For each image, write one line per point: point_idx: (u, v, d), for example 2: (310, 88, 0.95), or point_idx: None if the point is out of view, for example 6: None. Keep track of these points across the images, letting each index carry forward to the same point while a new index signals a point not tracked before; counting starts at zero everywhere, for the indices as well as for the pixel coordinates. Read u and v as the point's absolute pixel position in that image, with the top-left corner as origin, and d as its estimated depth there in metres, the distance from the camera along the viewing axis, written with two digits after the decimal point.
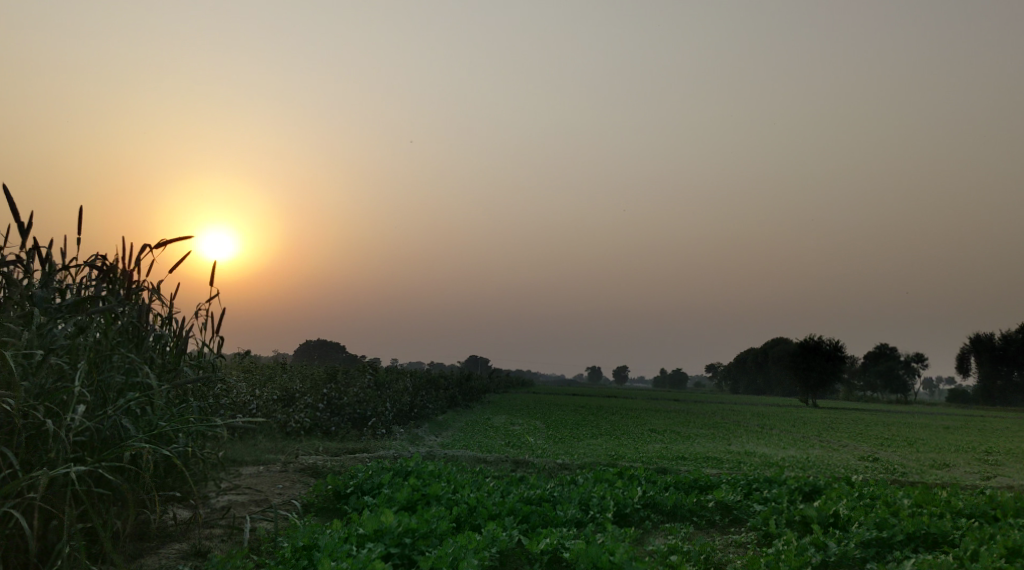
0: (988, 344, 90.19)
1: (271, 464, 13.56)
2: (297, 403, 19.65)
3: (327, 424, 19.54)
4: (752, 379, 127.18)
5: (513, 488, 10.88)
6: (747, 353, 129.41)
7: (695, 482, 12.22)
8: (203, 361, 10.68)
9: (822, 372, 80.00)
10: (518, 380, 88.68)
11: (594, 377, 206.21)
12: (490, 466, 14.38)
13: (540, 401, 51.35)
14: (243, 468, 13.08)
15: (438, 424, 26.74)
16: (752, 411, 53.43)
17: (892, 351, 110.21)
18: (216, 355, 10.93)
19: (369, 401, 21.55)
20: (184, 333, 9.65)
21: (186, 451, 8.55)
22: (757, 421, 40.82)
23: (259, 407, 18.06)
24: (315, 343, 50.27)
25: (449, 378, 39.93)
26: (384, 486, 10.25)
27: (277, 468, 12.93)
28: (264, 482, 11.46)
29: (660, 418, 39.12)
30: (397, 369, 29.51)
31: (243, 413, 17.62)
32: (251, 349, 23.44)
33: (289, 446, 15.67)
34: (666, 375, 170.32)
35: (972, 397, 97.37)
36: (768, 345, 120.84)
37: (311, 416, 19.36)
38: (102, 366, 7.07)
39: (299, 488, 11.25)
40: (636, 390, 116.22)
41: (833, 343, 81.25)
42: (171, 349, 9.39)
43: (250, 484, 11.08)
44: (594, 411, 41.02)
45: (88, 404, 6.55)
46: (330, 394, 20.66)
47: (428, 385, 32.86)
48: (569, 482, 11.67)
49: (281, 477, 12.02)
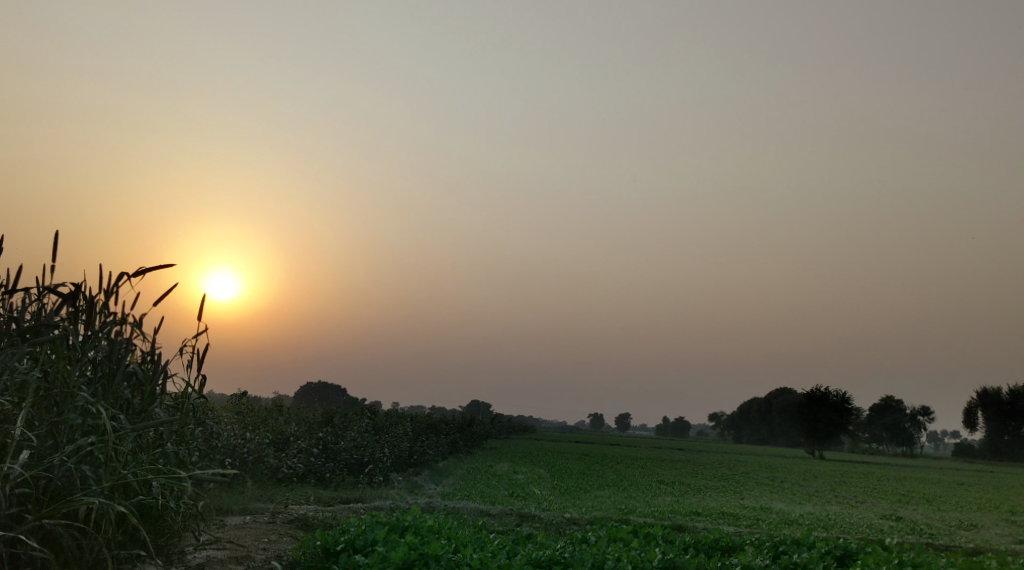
0: (996, 398, 88.63)
1: (259, 514, 12.65)
2: (290, 449, 18.71)
3: (322, 470, 18.53)
4: (756, 429, 125.35)
5: (520, 546, 9.90)
6: (751, 403, 127.84)
7: (718, 542, 11.24)
8: (183, 403, 9.95)
9: (829, 424, 78.47)
10: (521, 426, 87.27)
11: (597, 424, 204.19)
12: (494, 520, 13.44)
13: (543, 448, 50.13)
14: (227, 517, 12.23)
15: (438, 472, 25.76)
16: (759, 463, 52.10)
17: (898, 404, 108.79)
18: (197, 393, 10.18)
19: (366, 446, 20.60)
20: (162, 371, 8.93)
21: (156, 502, 7.77)
22: (767, 474, 39.62)
23: (250, 452, 17.14)
24: (316, 385, 49.36)
25: (449, 423, 38.89)
26: (380, 544, 9.28)
27: (264, 519, 12.03)
28: (249, 535, 10.53)
29: (666, 468, 37.99)
30: (396, 413, 28.60)
31: (232, 457, 16.75)
32: (248, 391, 22.59)
33: (281, 494, 14.72)
34: (670, 425, 168.39)
35: (981, 451, 95.60)
36: (773, 395, 119.30)
37: (305, 462, 18.38)
38: (59, 406, 6.40)
39: (287, 542, 10.37)
40: (638, 439, 114.59)
41: (840, 394, 79.85)
42: (146, 388, 8.65)
43: (232, 538, 10.20)
44: (599, 461, 39.82)
45: (33, 450, 5.86)
46: (325, 439, 19.78)
47: (429, 430, 31.88)
48: (580, 540, 10.71)
49: (267, 529, 11.09)
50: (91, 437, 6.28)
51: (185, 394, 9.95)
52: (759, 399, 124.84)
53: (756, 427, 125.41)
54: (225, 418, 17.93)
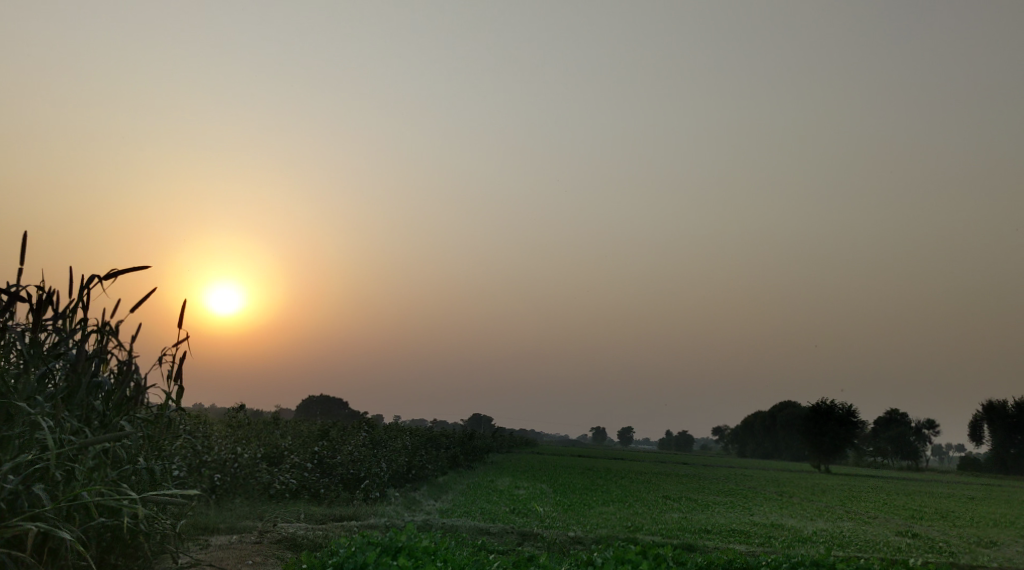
0: (1002, 411, 87.72)
1: (246, 533, 12.01)
2: (283, 463, 18.03)
3: (316, 486, 17.90)
4: (760, 443, 124.37)
5: None
6: (755, 416, 126.92)
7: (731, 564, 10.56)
8: (160, 417, 9.40)
9: (834, 438, 77.59)
10: (523, 440, 86.54)
11: (599, 437, 203.37)
12: (494, 540, 12.79)
13: (546, 462, 49.45)
14: (212, 537, 11.56)
15: (437, 486, 25.12)
16: (764, 478, 51.38)
17: (904, 417, 107.89)
18: (174, 405, 9.66)
19: (364, 460, 19.96)
20: (128, 381, 8.40)
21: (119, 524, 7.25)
22: (775, 488, 38.83)
23: (241, 466, 16.47)
24: (318, 399, 48.84)
25: (450, 436, 38.23)
26: (370, 567, 8.57)
27: (251, 538, 11.36)
28: (231, 556, 9.89)
29: (672, 482, 37.23)
30: (395, 426, 27.98)
31: (220, 472, 16.12)
32: (243, 404, 22.02)
33: (269, 511, 14.06)
34: (672, 438, 167.45)
35: (986, 465, 94.64)
36: (777, 408, 118.44)
37: (298, 477, 17.73)
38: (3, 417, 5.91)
39: (272, 564, 9.75)
40: (641, 452, 113.63)
41: (846, 407, 79.05)
42: (113, 399, 8.13)
43: (213, 560, 9.60)
44: (603, 475, 39.12)
45: None
46: (321, 453, 19.16)
47: (429, 444, 31.25)
48: (586, 562, 10.05)
49: (252, 550, 10.43)
50: (33, 456, 5.76)
51: (163, 407, 9.44)
52: (763, 413, 123.98)
53: (760, 441, 124.43)
54: (216, 432, 17.27)
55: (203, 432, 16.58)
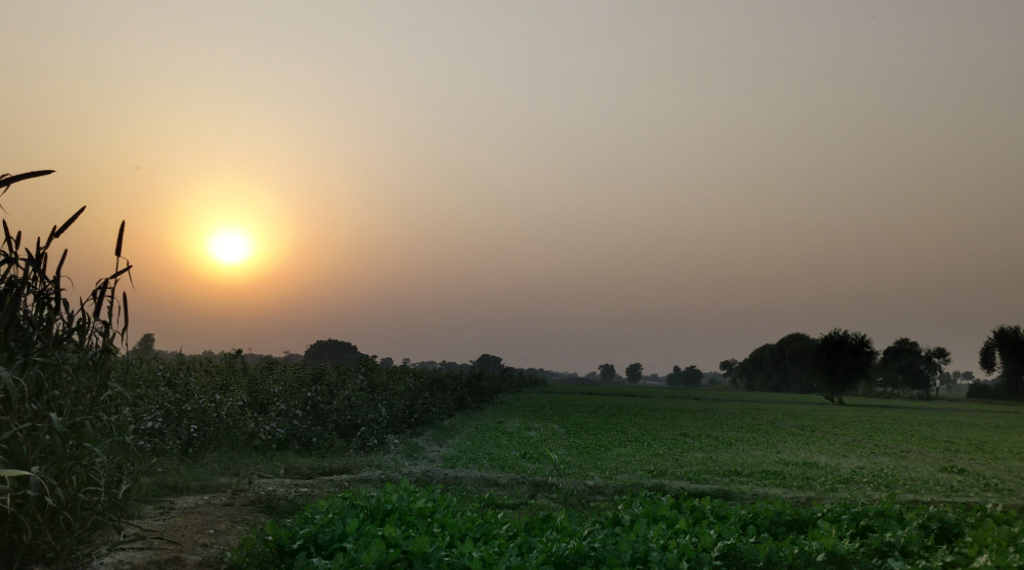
0: (1014, 336, 86.39)
1: (218, 492, 10.51)
2: (270, 410, 16.35)
3: (307, 435, 16.49)
4: (768, 375, 123.44)
5: (533, 535, 7.59)
6: (763, 350, 125.99)
7: (781, 517, 8.96)
8: (98, 360, 7.78)
9: (848, 368, 76.17)
10: (532, 379, 85.55)
11: (608, 374, 203.56)
12: (502, 492, 11.28)
13: (556, 401, 48.09)
14: (176, 499, 10.03)
15: (443, 431, 23.69)
16: (777, 410, 50.04)
17: (914, 347, 106.79)
18: (110, 351, 7.99)
19: (361, 406, 18.49)
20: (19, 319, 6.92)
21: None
22: (791, 422, 37.47)
23: (223, 414, 14.85)
24: (327, 343, 47.36)
25: (457, 377, 36.80)
26: (349, 539, 7.02)
27: (221, 499, 9.79)
28: (189, 525, 8.30)
29: (687, 419, 35.82)
30: (398, 369, 26.44)
31: (196, 422, 14.56)
32: (233, 349, 20.39)
33: (249, 465, 12.53)
34: (680, 375, 167.25)
35: (997, 393, 93.75)
36: (787, 341, 117.26)
37: (287, 425, 16.25)
38: None
39: (238, 534, 8.23)
40: (649, 387, 112.76)
41: (860, 337, 77.50)
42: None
43: (164, 530, 8.05)
44: (614, 413, 37.63)
45: None
46: (315, 398, 17.67)
47: (434, 387, 29.79)
48: (611, 522, 8.44)
49: (220, 514, 8.90)
50: None
51: (102, 350, 7.83)
52: (771, 346, 122.90)
53: (768, 374, 123.54)
54: (197, 378, 15.74)
55: (175, 389, 14.99)
